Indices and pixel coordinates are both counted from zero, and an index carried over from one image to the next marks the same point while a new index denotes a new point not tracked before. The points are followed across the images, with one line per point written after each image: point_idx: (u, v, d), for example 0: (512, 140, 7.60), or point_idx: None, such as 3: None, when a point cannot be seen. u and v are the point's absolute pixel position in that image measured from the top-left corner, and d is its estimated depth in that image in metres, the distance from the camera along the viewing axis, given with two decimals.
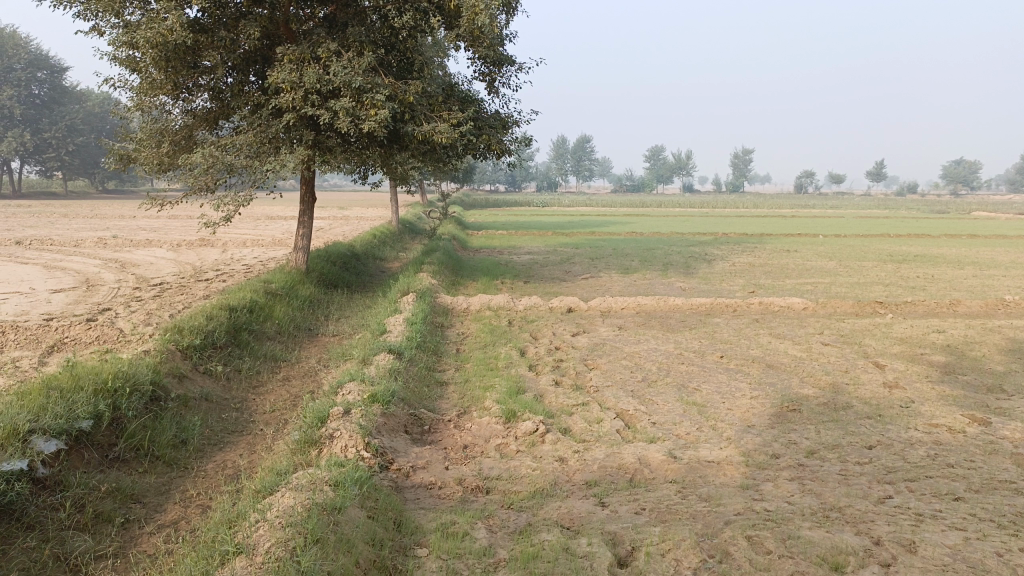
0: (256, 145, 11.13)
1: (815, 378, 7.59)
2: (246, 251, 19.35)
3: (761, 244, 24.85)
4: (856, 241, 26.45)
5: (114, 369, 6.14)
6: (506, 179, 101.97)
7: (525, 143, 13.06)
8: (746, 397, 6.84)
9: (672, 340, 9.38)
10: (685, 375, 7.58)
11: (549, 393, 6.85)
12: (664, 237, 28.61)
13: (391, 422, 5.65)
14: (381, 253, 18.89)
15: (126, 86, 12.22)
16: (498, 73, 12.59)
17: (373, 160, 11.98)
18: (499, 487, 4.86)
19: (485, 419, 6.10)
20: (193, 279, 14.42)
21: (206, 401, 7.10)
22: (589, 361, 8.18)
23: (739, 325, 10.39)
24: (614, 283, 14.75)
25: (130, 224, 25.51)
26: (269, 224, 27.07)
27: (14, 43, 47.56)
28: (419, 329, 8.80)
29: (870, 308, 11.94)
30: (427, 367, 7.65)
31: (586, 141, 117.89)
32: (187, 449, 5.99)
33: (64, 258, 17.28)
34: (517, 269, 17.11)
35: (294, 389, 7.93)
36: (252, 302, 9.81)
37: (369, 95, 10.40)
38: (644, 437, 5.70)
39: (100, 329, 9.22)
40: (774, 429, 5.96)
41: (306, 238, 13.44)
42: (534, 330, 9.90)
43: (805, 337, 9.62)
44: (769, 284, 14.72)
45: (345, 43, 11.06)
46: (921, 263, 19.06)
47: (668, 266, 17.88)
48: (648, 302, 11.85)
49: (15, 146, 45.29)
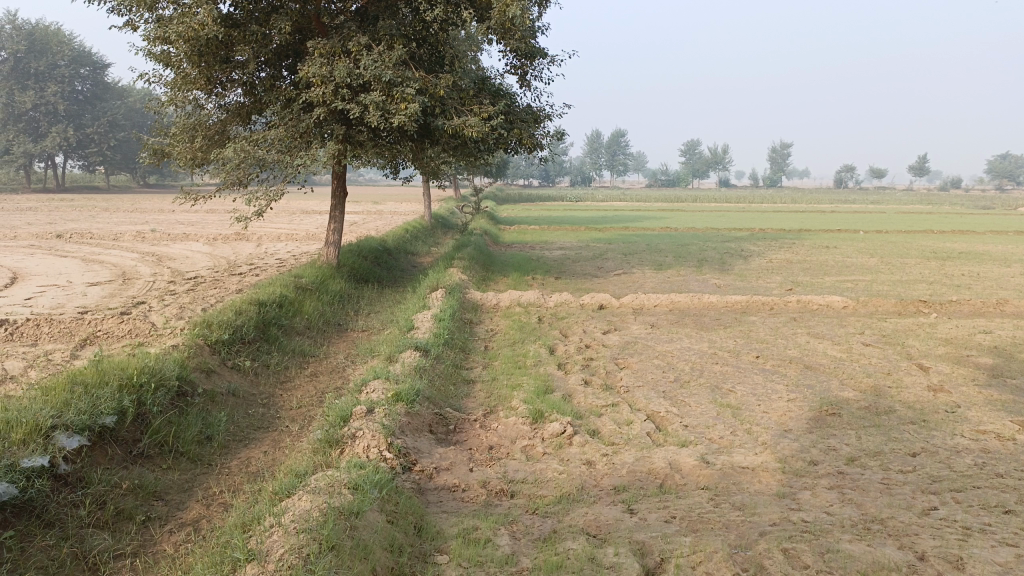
0: (288, 140, 11.11)
1: (855, 380, 7.31)
2: (279, 245, 19.47)
3: (799, 240, 24.33)
4: (898, 237, 25.77)
5: (140, 364, 6.13)
6: (540, 174, 101.77)
7: (558, 136, 12.88)
8: (783, 399, 6.60)
9: (705, 339, 9.15)
10: (718, 376, 7.37)
11: (578, 393, 6.69)
12: (700, 232, 28.21)
13: (415, 421, 5.54)
14: (413, 248, 18.86)
15: (161, 81, 12.30)
16: (530, 66, 12.42)
17: (404, 155, 11.91)
18: (525, 491, 4.72)
19: (511, 420, 5.96)
20: (227, 273, 14.51)
21: (233, 397, 7.07)
22: (620, 360, 8.00)
23: (776, 324, 10.11)
24: (647, 280, 14.52)
25: (168, 218, 25.87)
26: (303, 218, 27.26)
27: (59, 40, 48.54)
28: (447, 325, 8.70)
29: (913, 307, 11.55)
30: (455, 365, 7.53)
31: (621, 136, 117.10)
32: (212, 445, 5.95)
33: (102, 251, 17.53)
34: (549, 265, 16.95)
35: (321, 385, 7.88)
36: (282, 297, 9.79)
37: (399, 89, 10.30)
38: (676, 440, 5.52)
39: (132, 323, 9.28)
40: (812, 434, 5.73)
41: (338, 232, 13.41)
42: (565, 327, 9.75)
43: (845, 337, 9.32)
44: (807, 282, 14.38)
45: (376, 37, 10.97)
46: (966, 261, 18.45)
47: (703, 262, 17.58)
48: (682, 299, 11.61)
49: (59, 141, 46.31)
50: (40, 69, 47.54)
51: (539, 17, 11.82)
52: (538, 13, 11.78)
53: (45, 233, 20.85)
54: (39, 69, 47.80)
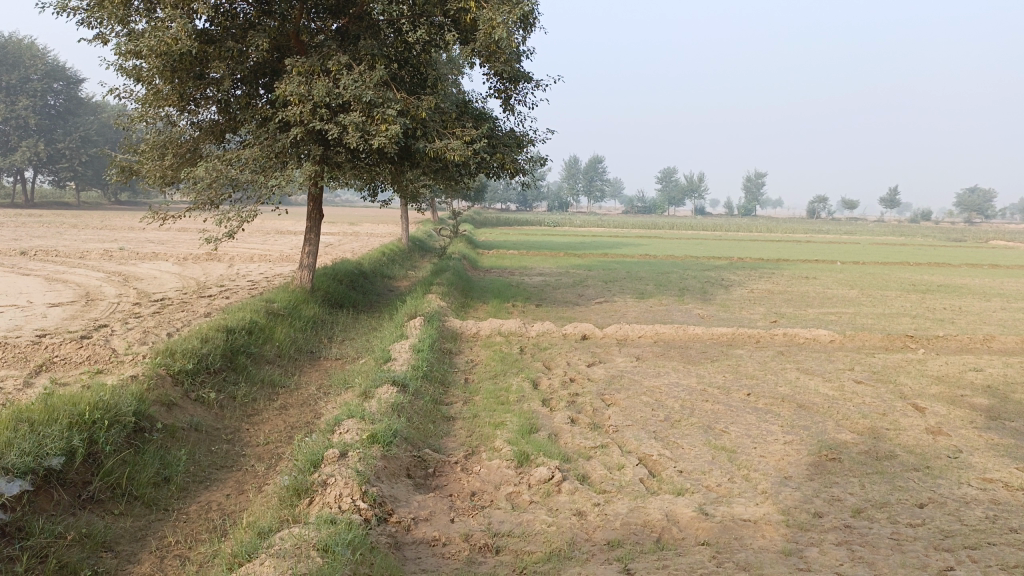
0: (262, 160, 10.72)
1: (851, 421, 7.03)
2: (252, 267, 18.97)
3: (780, 270, 24.24)
4: (877, 269, 25.84)
5: (94, 398, 5.65)
6: (518, 198, 101.86)
7: (541, 162, 12.63)
8: (779, 442, 6.29)
9: (694, 374, 8.83)
10: (710, 414, 7.04)
11: (564, 433, 6.31)
12: (679, 260, 28.10)
13: (392, 465, 5.13)
14: (389, 271, 18.44)
15: (131, 96, 11.87)
16: (513, 89, 12.16)
17: (383, 177, 11.56)
18: (511, 546, 4.33)
19: (495, 463, 5.58)
20: (196, 295, 13.99)
21: (196, 432, 6.60)
22: (606, 396, 7.65)
23: (764, 358, 9.83)
24: (629, 309, 14.24)
25: (137, 236, 25.22)
26: (277, 239, 26.72)
27: (32, 54, 47.67)
28: (426, 357, 8.30)
29: (900, 342, 11.36)
30: (434, 400, 7.12)
31: (598, 162, 117.86)
32: (170, 488, 5.49)
33: (66, 270, 16.93)
34: (528, 292, 16.61)
35: (292, 419, 7.43)
36: (252, 323, 9.35)
37: (380, 110, 9.98)
38: (671, 488, 5.16)
39: (92, 349, 8.78)
40: (814, 483, 5.41)
41: (312, 254, 12.98)
42: (548, 359, 9.40)
43: (836, 373, 9.07)
44: (791, 313, 14.19)
45: (356, 56, 10.66)
46: (945, 294, 18.41)
47: (684, 291, 17.35)
48: (666, 330, 11.31)
49: (29, 156, 45.36)
50: (12, 82, 46.71)
51: (524, 41, 11.59)
52: (523, 37, 11.55)
53: (8, 249, 20.17)
54: (11, 82, 46.89)
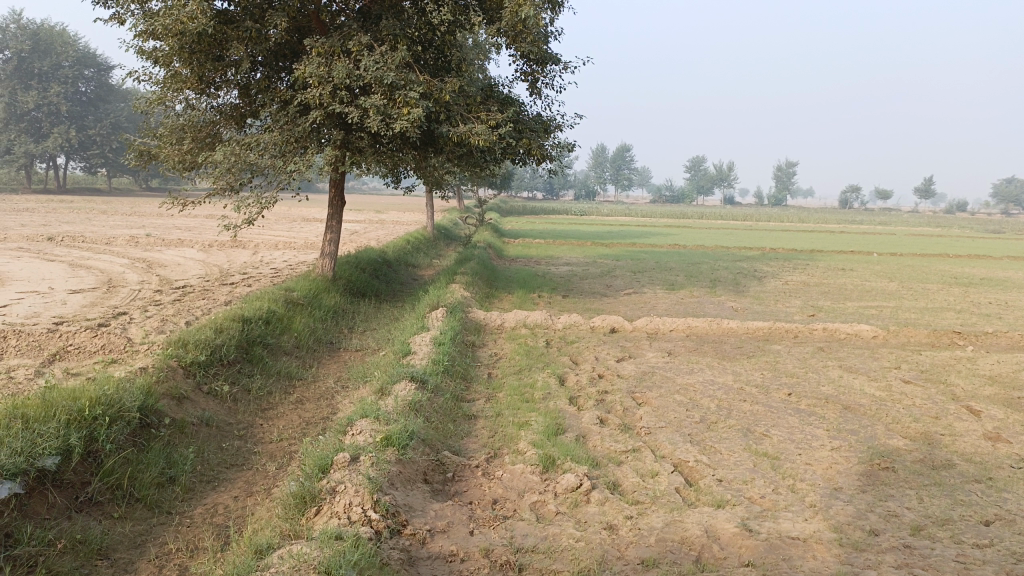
0: (281, 144, 10.38)
1: (902, 426, 6.54)
2: (276, 254, 18.76)
3: (814, 261, 23.51)
4: (914, 260, 25.02)
5: (97, 393, 5.37)
6: (544, 187, 101.19)
7: (569, 148, 12.18)
8: (826, 449, 5.83)
9: (730, 371, 8.37)
10: (749, 416, 6.58)
11: (593, 435, 5.90)
12: (709, 250, 27.45)
13: (408, 470, 4.77)
14: (413, 260, 18.12)
15: (150, 79, 11.61)
16: (541, 72, 11.72)
17: (406, 164, 11.19)
18: (536, 564, 3.94)
19: (519, 467, 5.19)
20: (217, 283, 13.77)
21: (206, 428, 6.31)
22: (637, 394, 7.22)
23: (803, 355, 9.33)
24: (659, 300, 13.77)
25: (164, 223, 25.18)
26: (302, 226, 26.53)
27: (63, 41, 48.02)
28: (447, 350, 7.93)
29: (947, 339, 10.77)
30: (455, 397, 6.75)
31: (626, 151, 116.65)
32: (174, 489, 5.20)
33: (92, 256, 16.82)
34: (555, 282, 16.19)
35: (307, 414, 7.11)
36: (269, 313, 9.05)
37: (402, 92, 9.58)
38: (710, 500, 4.74)
39: (107, 337, 8.53)
40: (866, 496, 4.96)
41: (334, 242, 12.68)
42: (575, 353, 8.99)
43: (881, 372, 8.56)
44: (829, 306, 13.62)
45: (378, 36, 10.26)
46: (989, 288, 17.66)
47: (716, 283, 16.80)
48: (699, 324, 10.83)
49: (61, 142, 45.73)
50: (44, 70, 47.05)
51: (552, 21, 11.14)
52: (551, 18, 11.10)
53: (35, 234, 20.17)
54: (43, 69, 47.26)
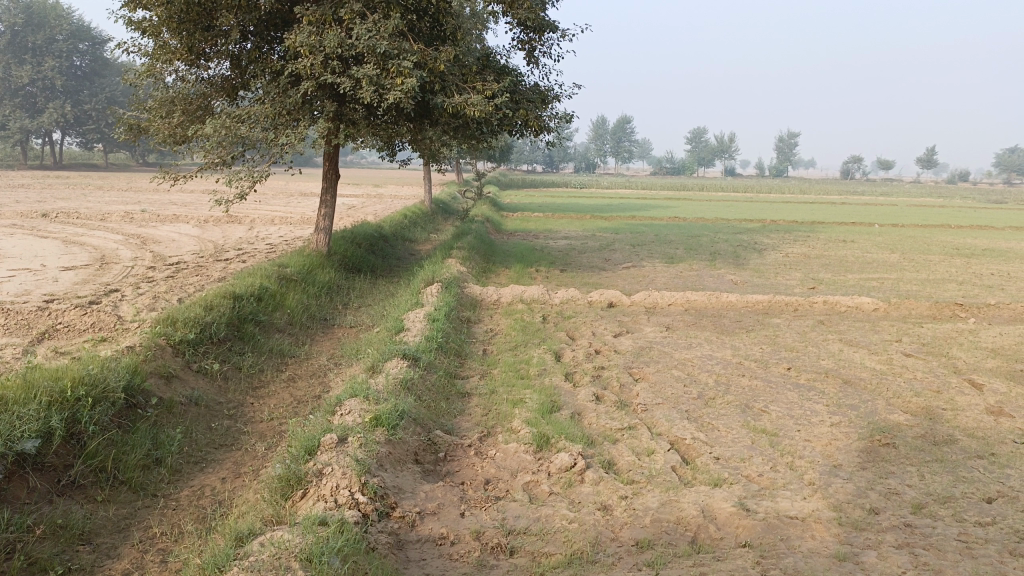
0: (273, 117, 10.15)
1: (902, 400, 6.43)
2: (272, 230, 18.58)
3: (815, 233, 23.31)
4: (917, 231, 24.79)
5: (80, 373, 5.26)
6: (544, 159, 100.55)
7: (567, 120, 11.95)
8: (825, 424, 5.73)
9: (728, 345, 8.25)
10: (748, 392, 6.47)
11: (589, 413, 5.80)
12: (709, 223, 27.22)
13: (397, 451, 4.66)
14: (410, 234, 17.94)
15: (139, 51, 11.35)
16: (538, 41, 11.47)
17: (401, 136, 10.98)
18: (528, 546, 3.84)
19: (512, 446, 5.08)
20: (212, 259, 13.61)
21: (196, 407, 6.20)
22: (634, 370, 7.11)
23: (803, 328, 9.21)
24: (658, 274, 13.62)
25: (160, 198, 24.94)
26: (299, 201, 26.28)
27: (56, 14, 47.38)
28: (441, 326, 7.81)
29: (949, 311, 10.64)
30: (448, 375, 6.64)
31: (626, 122, 115.74)
32: (160, 470, 5.11)
33: (86, 232, 16.65)
34: (553, 256, 16.02)
35: (299, 392, 6.99)
36: (261, 290, 8.91)
37: (395, 61, 9.33)
38: (706, 478, 4.64)
39: (97, 315, 8.40)
40: (866, 473, 4.86)
41: (329, 217, 12.51)
42: (572, 328, 8.86)
43: (882, 345, 8.44)
44: (829, 279, 13.48)
45: (371, 4, 9.99)
46: (991, 258, 17.49)
47: (715, 256, 16.64)
48: (698, 298, 10.70)
49: (56, 117, 45.27)
50: (37, 43, 46.44)
51: None
52: None
53: (29, 211, 19.98)
54: (36, 43, 46.66)
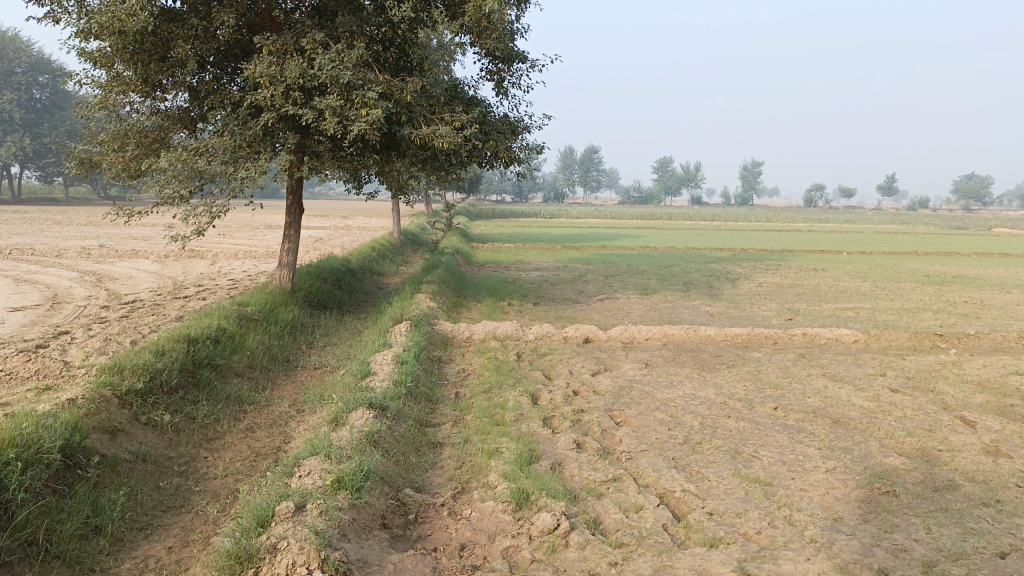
0: (233, 150, 9.72)
1: (896, 441, 6.14)
2: (235, 264, 18.02)
3: (786, 261, 23.30)
4: (885, 259, 24.95)
5: (11, 433, 4.75)
6: (513, 190, 100.80)
7: (537, 151, 11.69)
8: (821, 471, 5.40)
9: (711, 383, 7.94)
10: (735, 435, 6.13)
11: (570, 463, 5.41)
12: (680, 252, 27.17)
13: (362, 517, 4.23)
14: (378, 268, 17.50)
15: (92, 82, 10.89)
16: (507, 71, 11.23)
17: (367, 168, 10.61)
18: None
19: (489, 505, 4.67)
20: (170, 296, 13.05)
21: (143, 464, 5.70)
22: (615, 413, 6.73)
23: (785, 362, 8.94)
24: (633, 307, 13.34)
25: (120, 233, 24.20)
26: (264, 234, 25.70)
27: (16, 47, 46.59)
28: (411, 369, 7.38)
29: (929, 342, 10.47)
30: (418, 423, 6.21)
31: (594, 152, 116.79)
32: (100, 540, 4.60)
33: (38, 270, 15.95)
34: (525, 289, 15.69)
35: (257, 444, 6.51)
36: (219, 331, 8.42)
37: (360, 92, 8.99)
38: (701, 538, 4.27)
39: (41, 361, 7.82)
40: (870, 527, 4.53)
41: (292, 252, 12.04)
42: (548, 367, 8.49)
43: (867, 380, 8.18)
44: (806, 309, 13.30)
45: (334, 34, 9.66)
46: (961, 286, 17.52)
47: (689, 286, 16.43)
48: (676, 332, 10.40)
49: (14, 151, 44.08)
50: None
51: (518, 17, 10.65)
52: (517, 14, 10.63)
53: None
54: None
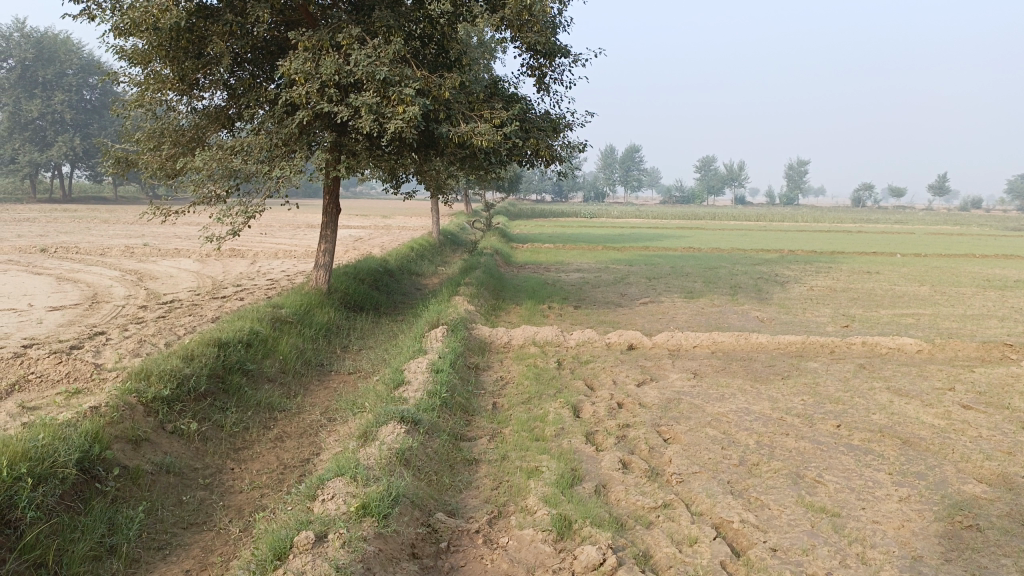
0: (267, 149, 9.44)
1: (974, 466, 5.60)
2: (274, 264, 17.89)
3: (836, 264, 22.45)
4: (941, 261, 23.99)
5: (25, 445, 4.50)
6: (553, 189, 100.26)
7: (579, 149, 11.27)
8: (893, 500, 4.90)
9: (766, 395, 7.44)
10: (796, 456, 5.65)
11: (615, 486, 5.00)
12: (724, 253, 26.48)
13: (390, 547, 3.89)
14: (417, 268, 17.24)
15: (130, 80, 10.76)
16: (549, 66, 10.81)
17: (405, 167, 10.30)
18: None
19: (528, 534, 4.28)
20: (208, 297, 12.91)
21: (166, 477, 5.43)
22: (664, 428, 6.29)
23: (844, 374, 8.38)
24: (678, 311, 12.84)
25: (164, 232, 24.37)
26: (305, 233, 25.67)
27: (67, 49, 47.73)
28: (446, 377, 7.03)
29: (998, 352, 9.78)
30: (452, 438, 5.85)
31: (635, 152, 115.71)
32: (113, 561, 4.33)
33: (81, 268, 15.98)
34: (566, 291, 15.27)
35: (285, 455, 6.22)
36: (251, 334, 8.16)
37: (396, 89, 8.63)
38: None
39: (71, 363, 7.64)
40: (955, 568, 4.04)
41: (328, 253, 11.79)
42: (590, 376, 8.06)
43: (936, 395, 7.59)
44: (861, 315, 12.66)
45: (371, 29, 9.35)
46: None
47: (737, 290, 15.83)
48: (725, 339, 9.89)
49: (65, 150, 45.03)
50: (48, 78, 46.55)
51: (561, 10, 10.22)
52: (559, 8, 10.23)
53: (28, 245, 19.42)
54: (47, 77, 46.79)
